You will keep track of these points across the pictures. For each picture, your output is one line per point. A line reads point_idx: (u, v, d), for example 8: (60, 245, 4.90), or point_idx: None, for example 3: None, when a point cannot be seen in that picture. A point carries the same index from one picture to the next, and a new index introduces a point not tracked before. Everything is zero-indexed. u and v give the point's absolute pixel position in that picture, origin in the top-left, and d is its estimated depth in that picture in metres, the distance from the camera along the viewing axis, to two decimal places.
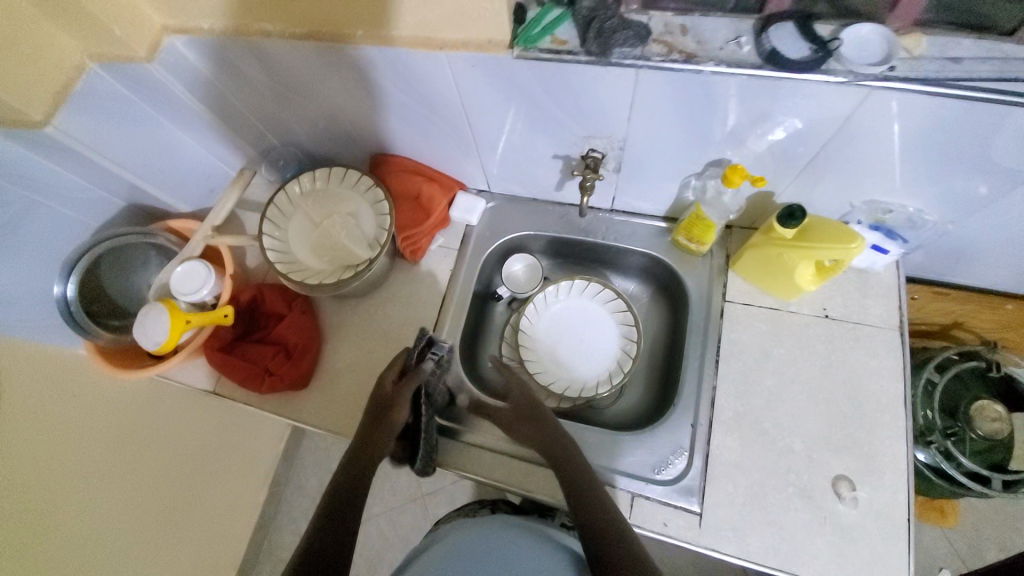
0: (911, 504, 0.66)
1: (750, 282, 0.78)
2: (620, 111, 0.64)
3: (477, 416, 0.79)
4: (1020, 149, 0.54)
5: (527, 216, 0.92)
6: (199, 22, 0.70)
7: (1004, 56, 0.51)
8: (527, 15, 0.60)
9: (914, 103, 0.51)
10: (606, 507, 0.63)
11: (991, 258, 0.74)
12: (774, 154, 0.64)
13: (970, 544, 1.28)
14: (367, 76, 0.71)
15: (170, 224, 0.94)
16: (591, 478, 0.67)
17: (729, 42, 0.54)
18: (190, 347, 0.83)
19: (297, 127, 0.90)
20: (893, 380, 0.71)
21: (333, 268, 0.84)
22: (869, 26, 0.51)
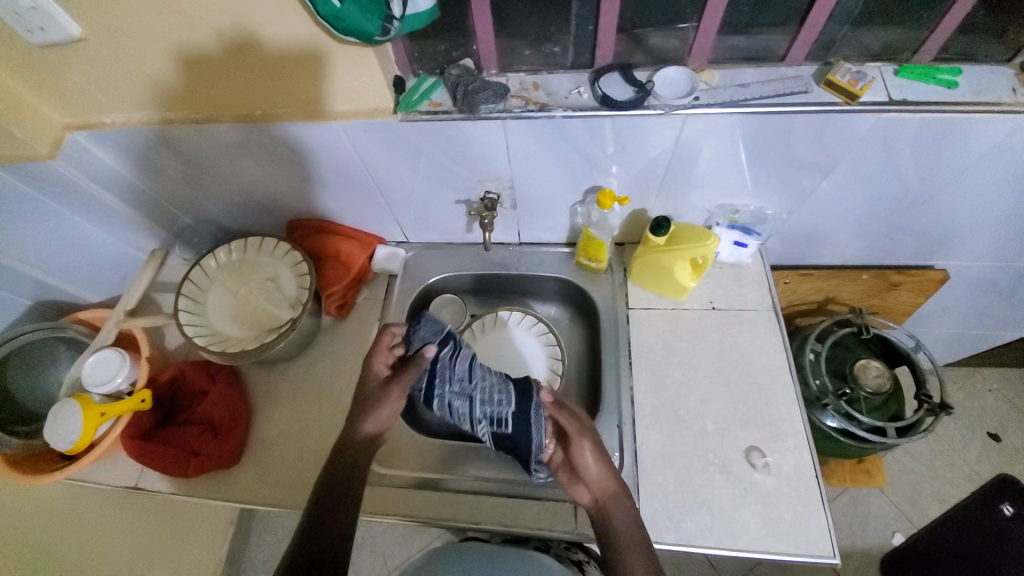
0: (814, 460, 0.74)
1: (648, 289, 0.88)
2: (501, 156, 0.74)
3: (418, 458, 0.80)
4: (811, 149, 0.68)
5: (444, 260, 0.98)
6: (103, 118, 0.75)
7: (778, 78, 0.65)
8: (406, 84, 0.70)
9: (719, 122, 0.65)
10: (644, 557, 0.63)
11: (833, 238, 0.88)
12: (635, 176, 0.76)
13: (913, 503, 1.36)
14: (273, 150, 0.77)
15: (79, 316, 0.92)
16: (639, 527, 0.66)
17: (572, 92, 0.67)
18: (109, 440, 0.80)
19: (209, 206, 0.93)
20: (776, 353, 0.81)
21: (256, 334, 0.85)
22: (673, 68, 0.66)
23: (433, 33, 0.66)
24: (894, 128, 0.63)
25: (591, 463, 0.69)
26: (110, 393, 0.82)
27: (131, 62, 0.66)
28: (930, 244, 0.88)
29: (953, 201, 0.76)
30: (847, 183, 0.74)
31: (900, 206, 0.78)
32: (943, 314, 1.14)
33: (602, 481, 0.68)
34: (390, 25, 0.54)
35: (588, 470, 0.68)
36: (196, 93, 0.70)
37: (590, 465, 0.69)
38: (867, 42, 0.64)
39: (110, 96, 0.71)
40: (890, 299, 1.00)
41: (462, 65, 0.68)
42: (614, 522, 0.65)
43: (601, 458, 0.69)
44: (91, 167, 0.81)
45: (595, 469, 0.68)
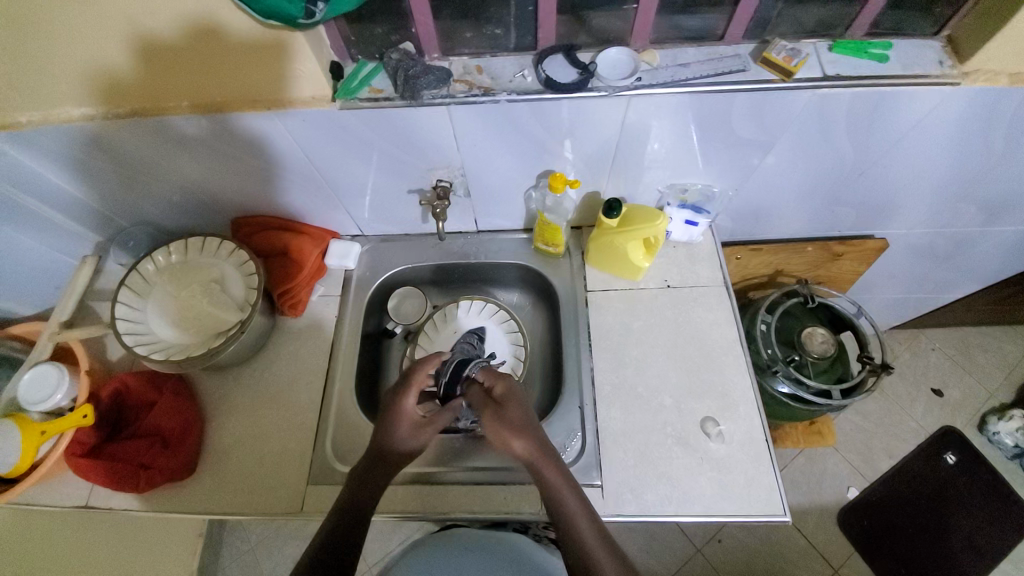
0: (765, 426, 0.77)
1: (605, 271, 0.89)
2: (449, 143, 0.72)
3: None
4: (753, 126, 0.69)
5: (401, 252, 0.96)
6: (10, 115, 0.69)
7: (718, 56, 0.66)
8: (344, 71, 0.67)
9: (663, 102, 0.65)
10: (576, 504, 0.61)
11: (779, 213, 0.91)
12: (585, 159, 0.76)
13: (863, 458, 1.46)
14: (207, 144, 0.73)
15: (10, 330, 0.86)
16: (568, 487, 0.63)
17: (516, 75, 0.66)
18: (51, 459, 0.76)
19: (145, 206, 0.87)
20: (728, 326, 0.84)
21: (204, 339, 0.81)
22: (616, 49, 0.65)
23: (368, 14, 0.63)
24: (829, 101, 0.65)
25: (501, 430, 0.66)
26: (49, 409, 0.79)
27: (34, 52, 0.60)
28: (868, 214, 0.92)
29: (887, 172, 0.80)
30: (788, 159, 0.76)
31: (839, 179, 0.81)
32: (885, 281, 1.21)
33: (519, 447, 0.64)
34: (313, 7, 0.51)
35: (505, 434, 0.65)
36: (113, 84, 0.65)
37: (506, 431, 0.66)
38: (801, 18, 0.65)
39: (15, 89, 0.65)
40: (834, 268, 1.05)
41: (402, 49, 0.65)
42: (545, 477, 0.63)
43: (509, 422, 0.66)
44: (2, 168, 0.74)
45: (510, 434, 0.65)
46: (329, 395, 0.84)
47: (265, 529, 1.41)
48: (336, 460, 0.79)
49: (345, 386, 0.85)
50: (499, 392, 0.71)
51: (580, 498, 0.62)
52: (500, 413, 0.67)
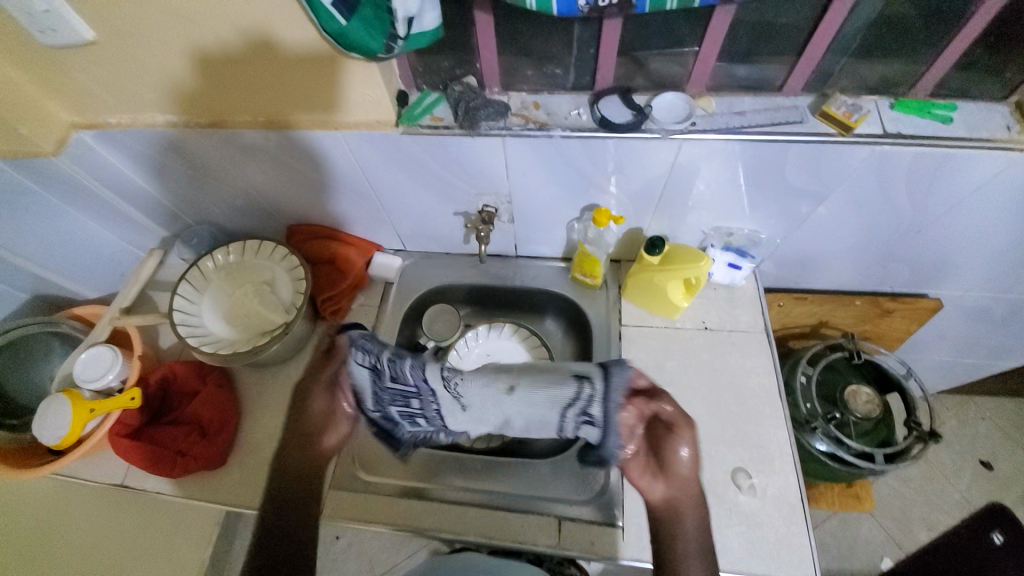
0: (800, 484, 0.74)
1: (640, 306, 0.89)
2: (500, 171, 0.75)
3: (405, 467, 0.81)
4: (806, 176, 0.69)
5: (441, 269, 0.98)
6: (108, 118, 0.76)
7: (775, 107, 0.66)
8: (409, 98, 0.71)
9: (716, 147, 0.65)
10: (698, 557, 0.62)
11: (826, 264, 0.89)
12: (632, 197, 0.77)
13: (902, 528, 1.35)
14: (277, 157, 0.78)
15: (75, 311, 0.92)
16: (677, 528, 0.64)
17: (571, 112, 0.68)
18: (93, 437, 0.79)
19: (210, 207, 0.93)
20: (767, 376, 0.82)
21: (249, 336, 0.85)
22: (672, 94, 0.67)
23: (438, 48, 0.67)
24: (890, 158, 0.64)
25: (684, 451, 0.67)
26: (99, 389, 0.82)
27: (141, 67, 0.67)
28: (922, 273, 0.89)
29: (945, 233, 0.77)
30: (841, 211, 0.75)
31: (893, 235, 0.79)
32: (935, 342, 1.15)
33: (687, 479, 0.66)
34: (393, 43, 0.54)
35: (682, 476, 0.66)
36: (202, 98, 0.71)
37: (663, 475, 0.66)
38: (864, 75, 0.65)
39: (118, 97, 0.72)
40: (883, 325, 1.01)
41: (465, 82, 0.69)
42: (685, 514, 0.65)
43: (668, 447, 0.67)
44: (94, 165, 0.82)
45: (681, 473, 0.66)
46: None
47: None
48: (359, 468, 0.80)
49: None
50: (665, 412, 0.69)
51: (707, 555, 0.62)
52: (692, 449, 0.67)
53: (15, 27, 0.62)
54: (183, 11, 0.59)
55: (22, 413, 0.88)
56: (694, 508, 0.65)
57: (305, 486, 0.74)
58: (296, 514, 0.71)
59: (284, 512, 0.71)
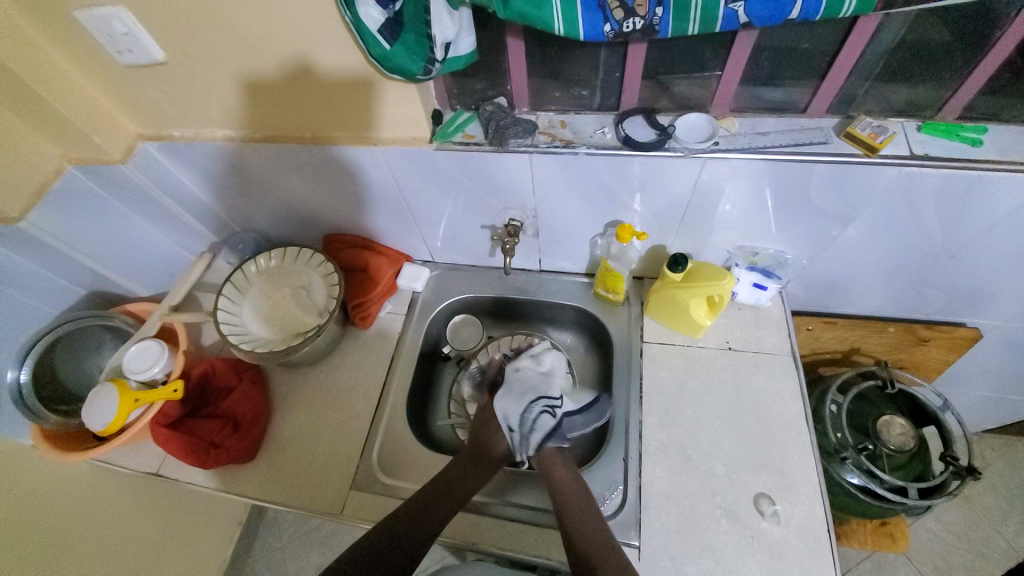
0: (827, 514, 0.71)
1: (662, 323, 0.89)
2: (526, 187, 0.78)
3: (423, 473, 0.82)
4: (832, 195, 0.68)
5: (467, 280, 1.02)
6: (170, 130, 0.84)
7: (798, 128, 0.67)
8: (443, 117, 0.76)
9: (740, 165, 0.66)
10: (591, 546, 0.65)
11: (855, 288, 0.87)
12: (653, 214, 0.78)
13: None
14: (320, 172, 0.84)
15: (128, 307, 1.00)
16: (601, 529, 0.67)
17: (597, 131, 0.71)
18: (138, 425, 0.85)
19: (255, 215, 1.00)
20: (792, 399, 0.80)
21: (283, 336, 0.90)
22: (695, 115, 0.69)
23: (471, 71, 0.71)
24: (918, 180, 0.63)
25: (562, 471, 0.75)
26: (145, 381, 0.88)
27: (204, 87, 0.74)
28: (960, 301, 0.85)
29: (983, 259, 0.75)
30: (870, 234, 0.74)
31: (926, 260, 0.77)
32: (979, 377, 1.09)
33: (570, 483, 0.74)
34: (432, 66, 0.58)
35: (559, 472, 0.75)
36: (256, 115, 0.78)
37: (556, 468, 0.76)
38: (890, 97, 0.65)
39: (182, 112, 0.80)
40: (919, 354, 0.97)
41: (496, 102, 0.73)
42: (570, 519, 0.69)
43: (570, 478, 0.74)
44: (157, 174, 0.90)
45: (565, 480, 0.74)
46: (383, 407, 0.89)
47: (296, 531, 1.46)
48: (378, 470, 0.83)
49: (398, 400, 0.90)
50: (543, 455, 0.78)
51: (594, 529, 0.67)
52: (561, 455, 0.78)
53: (100, 50, 0.71)
54: (247, 38, 0.65)
55: (74, 399, 0.95)
56: (582, 510, 0.70)
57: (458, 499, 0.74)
58: (420, 529, 0.69)
59: (424, 498, 0.73)
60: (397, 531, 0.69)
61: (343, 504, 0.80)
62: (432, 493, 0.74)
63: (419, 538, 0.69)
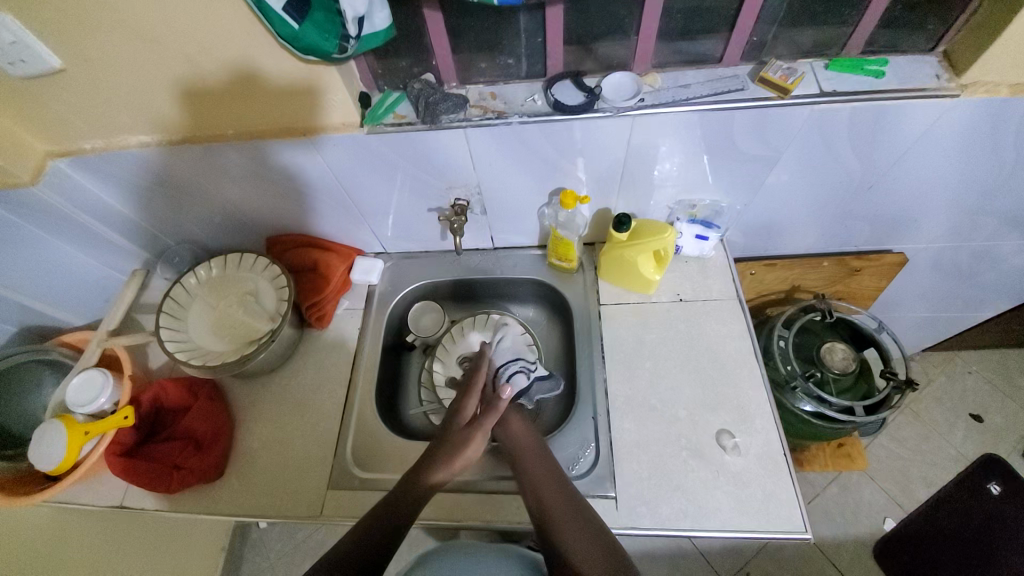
0: (783, 440, 0.76)
1: (616, 284, 0.92)
2: (466, 163, 0.77)
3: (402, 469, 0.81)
4: (757, 141, 0.72)
5: (422, 267, 1.01)
6: (79, 143, 0.78)
7: (717, 77, 0.70)
8: (371, 99, 0.74)
9: (669, 119, 0.69)
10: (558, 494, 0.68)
11: (789, 229, 0.92)
12: (594, 177, 0.80)
13: (897, 486, 1.38)
14: (252, 172, 0.81)
15: (64, 338, 0.93)
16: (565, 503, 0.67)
17: (527, 99, 0.71)
18: (92, 457, 0.80)
19: (189, 226, 0.95)
20: (743, 339, 0.85)
21: (236, 346, 0.87)
22: (620, 73, 0.70)
23: (394, 49, 0.70)
24: (830, 116, 0.67)
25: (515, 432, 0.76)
26: (94, 413, 0.83)
27: (109, 92, 0.69)
28: (882, 229, 0.92)
29: (897, 186, 0.81)
30: (795, 174, 0.78)
31: (848, 193, 0.82)
32: (909, 299, 1.19)
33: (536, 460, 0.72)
34: (347, 45, 0.57)
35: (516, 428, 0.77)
36: (171, 118, 0.73)
37: (513, 422, 0.78)
38: (797, 40, 0.68)
39: (90, 122, 0.74)
40: (853, 284, 1.04)
41: (424, 80, 0.72)
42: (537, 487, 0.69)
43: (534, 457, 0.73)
44: (72, 192, 0.84)
45: (518, 428, 0.77)
46: (351, 403, 0.88)
47: (284, 547, 1.43)
48: (354, 466, 0.82)
49: (366, 395, 0.89)
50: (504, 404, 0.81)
51: (555, 479, 0.70)
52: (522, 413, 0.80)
53: None
54: (144, 32, 0.61)
55: (18, 443, 0.88)
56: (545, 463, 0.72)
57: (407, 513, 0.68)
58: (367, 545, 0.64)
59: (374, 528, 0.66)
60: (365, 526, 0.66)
61: (322, 505, 0.79)
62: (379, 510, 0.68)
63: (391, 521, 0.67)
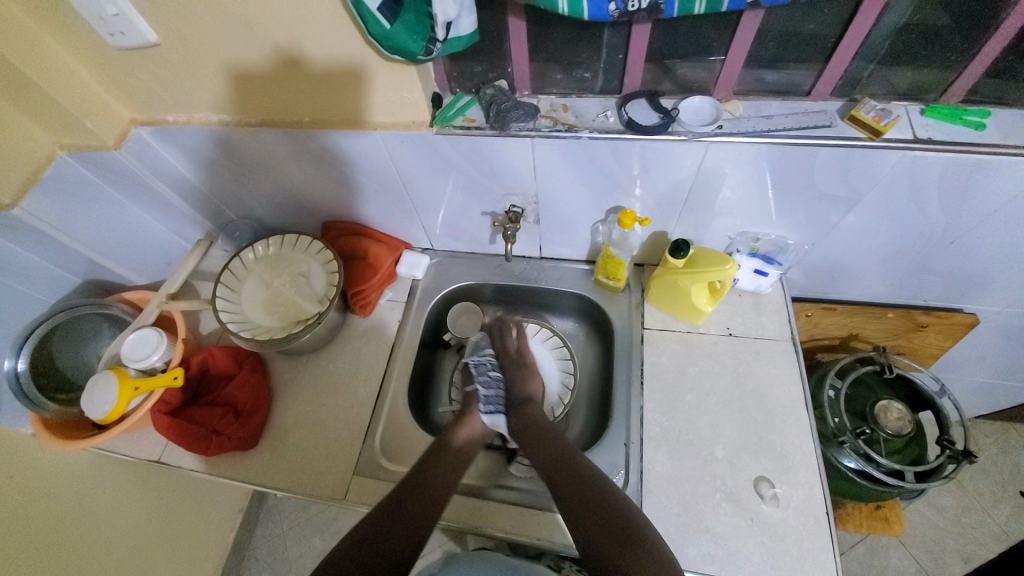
0: (826, 497, 0.72)
1: (662, 309, 0.89)
2: (527, 172, 0.77)
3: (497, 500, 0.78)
4: (836, 181, 0.68)
5: (468, 268, 1.01)
6: (164, 115, 0.82)
7: (802, 111, 0.67)
8: (443, 100, 0.75)
9: (745, 150, 0.66)
10: (551, 467, 0.68)
11: (855, 274, 0.87)
12: (655, 200, 0.78)
13: (936, 559, 1.28)
14: (320, 157, 0.83)
15: (125, 295, 0.99)
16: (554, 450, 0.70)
17: (599, 115, 0.70)
18: (138, 412, 0.84)
19: (253, 203, 0.99)
20: (792, 384, 0.81)
21: (283, 324, 0.89)
22: (699, 97, 0.68)
23: (472, 54, 0.70)
24: (921, 164, 0.63)
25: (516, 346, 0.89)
26: (144, 368, 0.87)
27: (199, 70, 0.73)
28: (959, 287, 0.86)
29: (984, 243, 0.75)
30: (870, 219, 0.74)
31: (926, 245, 0.77)
32: (973, 362, 1.10)
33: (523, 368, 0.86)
34: (432, 46, 0.58)
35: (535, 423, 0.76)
36: (250, 100, 0.76)
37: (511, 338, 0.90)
38: (894, 80, 0.64)
39: (176, 96, 0.78)
40: (916, 339, 0.98)
41: (497, 86, 0.72)
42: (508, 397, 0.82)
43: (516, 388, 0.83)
44: (151, 159, 0.89)
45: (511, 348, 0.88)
46: (385, 393, 0.89)
47: (297, 520, 1.47)
48: (382, 457, 0.83)
49: (400, 388, 0.90)
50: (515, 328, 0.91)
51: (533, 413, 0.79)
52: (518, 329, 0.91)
53: (89, 30, 0.69)
54: (241, 19, 0.64)
55: (71, 389, 0.94)
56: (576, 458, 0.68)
57: (442, 480, 0.70)
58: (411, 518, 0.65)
59: (403, 493, 0.67)
60: (409, 491, 0.68)
61: (347, 491, 0.80)
62: (409, 482, 0.69)
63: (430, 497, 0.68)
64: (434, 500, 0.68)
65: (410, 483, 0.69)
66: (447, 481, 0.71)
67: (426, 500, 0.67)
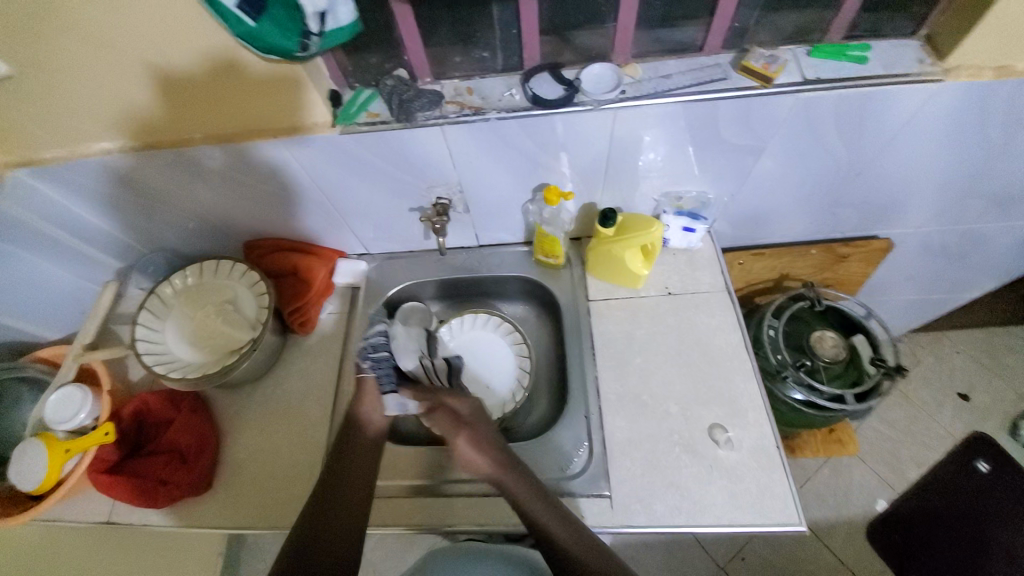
0: (775, 432, 0.76)
1: (603, 279, 0.91)
2: (445, 162, 0.75)
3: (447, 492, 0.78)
4: (742, 131, 0.70)
5: (409, 268, 0.98)
6: (39, 154, 0.74)
7: (699, 67, 0.68)
8: (342, 98, 0.71)
9: (653, 112, 0.67)
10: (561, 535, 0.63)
11: (776, 218, 0.91)
12: (577, 173, 0.78)
13: (889, 468, 1.40)
14: (224, 175, 0.78)
15: (39, 354, 0.91)
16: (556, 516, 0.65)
17: (505, 94, 0.69)
18: (75, 476, 0.79)
19: (164, 234, 0.93)
20: (732, 331, 0.84)
21: (217, 356, 0.85)
22: (599, 64, 0.68)
23: (363, 45, 0.67)
24: (815, 104, 0.66)
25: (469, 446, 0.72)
26: (73, 428, 0.81)
27: (66, 99, 0.66)
28: (872, 215, 0.91)
29: (885, 171, 0.80)
30: (781, 164, 0.77)
31: (836, 180, 0.81)
32: (898, 283, 1.18)
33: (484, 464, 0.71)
34: (308, 41, 0.54)
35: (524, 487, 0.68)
36: (133, 124, 0.70)
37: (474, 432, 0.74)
38: (779, 24, 0.67)
39: (48, 131, 0.71)
40: (841, 270, 1.03)
41: (397, 76, 0.69)
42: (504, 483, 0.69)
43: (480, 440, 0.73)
44: (38, 204, 0.81)
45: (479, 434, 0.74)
46: (340, 410, 0.86)
47: None
48: None
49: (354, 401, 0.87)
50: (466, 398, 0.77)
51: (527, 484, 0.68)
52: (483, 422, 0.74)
53: None
54: (99, 36, 0.58)
55: None
56: (541, 498, 0.66)
57: (360, 474, 0.72)
58: (340, 515, 0.67)
59: (326, 496, 0.69)
60: (337, 492, 0.69)
61: None
62: (326, 483, 0.70)
63: (353, 492, 0.70)
64: (355, 494, 0.70)
65: (330, 486, 0.70)
66: (362, 474, 0.72)
67: (348, 498, 0.69)
